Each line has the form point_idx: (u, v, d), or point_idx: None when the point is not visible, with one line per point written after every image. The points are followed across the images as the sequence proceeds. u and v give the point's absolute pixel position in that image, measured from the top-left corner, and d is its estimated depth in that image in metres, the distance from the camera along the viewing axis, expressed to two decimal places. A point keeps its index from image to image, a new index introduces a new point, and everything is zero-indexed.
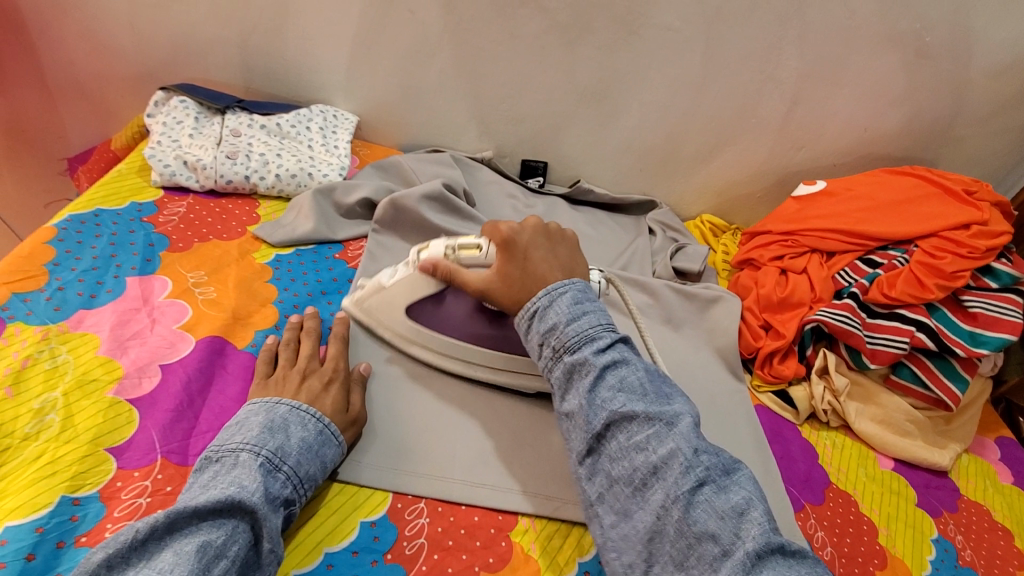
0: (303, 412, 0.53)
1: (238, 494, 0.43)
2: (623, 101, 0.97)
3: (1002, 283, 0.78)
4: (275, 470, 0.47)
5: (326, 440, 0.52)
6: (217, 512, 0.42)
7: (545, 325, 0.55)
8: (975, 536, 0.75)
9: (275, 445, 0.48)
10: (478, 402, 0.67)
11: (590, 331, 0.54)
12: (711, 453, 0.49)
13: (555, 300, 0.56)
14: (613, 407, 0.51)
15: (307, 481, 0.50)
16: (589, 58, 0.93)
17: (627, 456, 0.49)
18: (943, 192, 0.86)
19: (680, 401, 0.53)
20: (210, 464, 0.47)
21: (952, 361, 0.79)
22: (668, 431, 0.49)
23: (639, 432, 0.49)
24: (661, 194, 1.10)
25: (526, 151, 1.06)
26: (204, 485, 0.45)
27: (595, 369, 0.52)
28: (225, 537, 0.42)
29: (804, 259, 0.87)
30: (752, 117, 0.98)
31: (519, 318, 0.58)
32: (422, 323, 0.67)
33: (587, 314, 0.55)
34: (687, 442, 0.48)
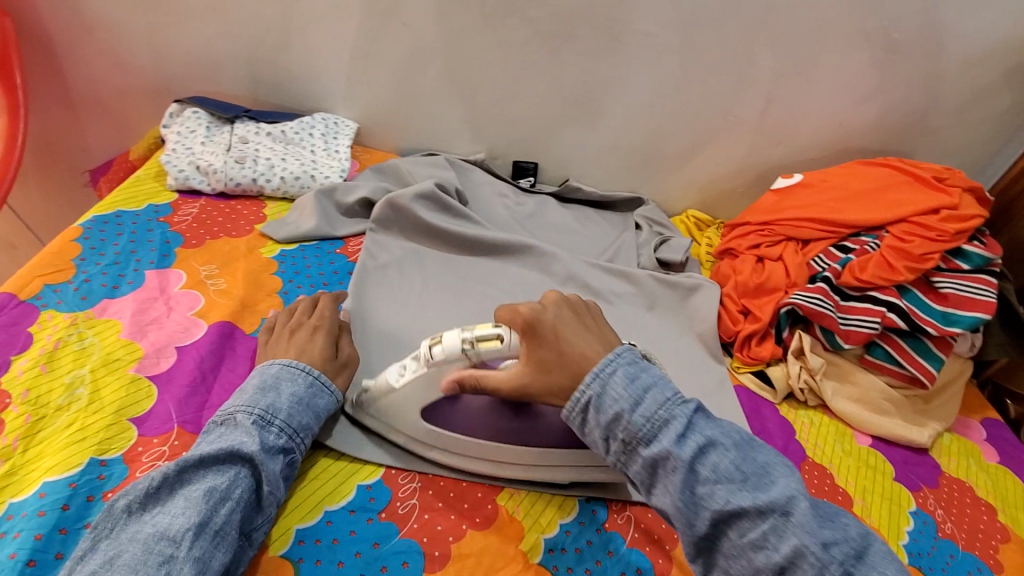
0: (294, 367, 0.58)
1: (236, 447, 0.50)
2: (607, 103, 1.03)
3: (974, 264, 0.82)
4: (269, 424, 0.53)
5: (315, 392, 0.58)
6: (219, 463, 0.49)
7: (606, 416, 0.51)
8: (957, 511, 0.75)
9: (267, 403, 0.54)
10: None
11: (661, 416, 0.50)
12: (835, 536, 0.45)
13: (608, 384, 0.52)
14: (715, 504, 0.47)
15: (301, 431, 0.55)
16: (573, 64, 0.98)
17: (744, 555, 0.46)
18: (914, 180, 0.90)
19: (781, 472, 0.48)
20: (214, 424, 0.53)
21: (924, 340, 0.82)
22: (785, 522, 0.45)
23: (753, 529, 0.46)
24: (648, 192, 1.15)
25: (517, 153, 1.11)
26: (208, 441, 0.51)
27: (681, 464, 0.48)
28: (228, 483, 0.48)
29: (780, 247, 0.93)
30: (730, 114, 1.02)
31: (571, 410, 0.54)
32: (439, 424, 0.60)
33: (649, 392, 0.51)
34: (810, 535, 0.44)
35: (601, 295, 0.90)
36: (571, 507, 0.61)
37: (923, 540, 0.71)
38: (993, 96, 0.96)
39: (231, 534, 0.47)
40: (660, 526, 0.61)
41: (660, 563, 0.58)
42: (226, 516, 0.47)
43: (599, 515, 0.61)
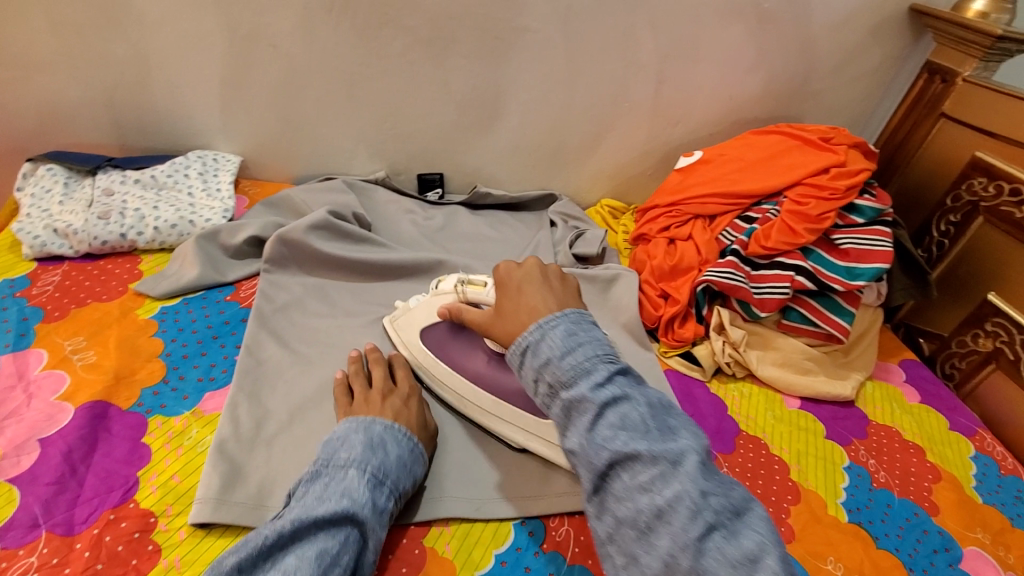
0: (396, 429, 0.58)
1: (351, 508, 0.50)
2: (501, 105, 1.01)
3: (867, 217, 0.84)
4: (380, 483, 0.53)
5: (415, 456, 0.59)
6: (334, 522, 0.48)
7: (539, 359, 0.53)
8: (887, 458, 0.78)
9: (378, 462, 0.54)
10: None
11: (586, 365, 0.52)
12: (722, 494, 0.46)
13: (547, 333, 0.54)
14: (614, 447, 0.48)
15: (403, 494, 0.55)
16: (460, 68, 0.95)
17: (631, 497, 0.48)
18: (803, 143, 0.93)
19: (686, 435, 0.50)
20: (322, 476, 0.53)
21: (834, 297, 0.84)
22: (672, 471, 0.47)
23: (644, 473, 0.47)
24: (559, 186, 1.14)
25: (419, 166, 1.07)
26: (320, 495, 0.51)
27: (593, 406, 0.50)
28: (339, 547, 0.48)
29: (688, 226, 0.94)
30: (625, 101, 1.02)
31: (513, 353, 0.56)
32: (433, 348, 0.71)
33: (582, 345, 0.53)
34: (694, 486, 0.45)
35: None
36: (506, 534, 0.59)
37: (859, 494, 0.72)
38: (865, 52, 1.00)
39: None
40: None
41: None
42: None
43: (536, 536, 0.59)
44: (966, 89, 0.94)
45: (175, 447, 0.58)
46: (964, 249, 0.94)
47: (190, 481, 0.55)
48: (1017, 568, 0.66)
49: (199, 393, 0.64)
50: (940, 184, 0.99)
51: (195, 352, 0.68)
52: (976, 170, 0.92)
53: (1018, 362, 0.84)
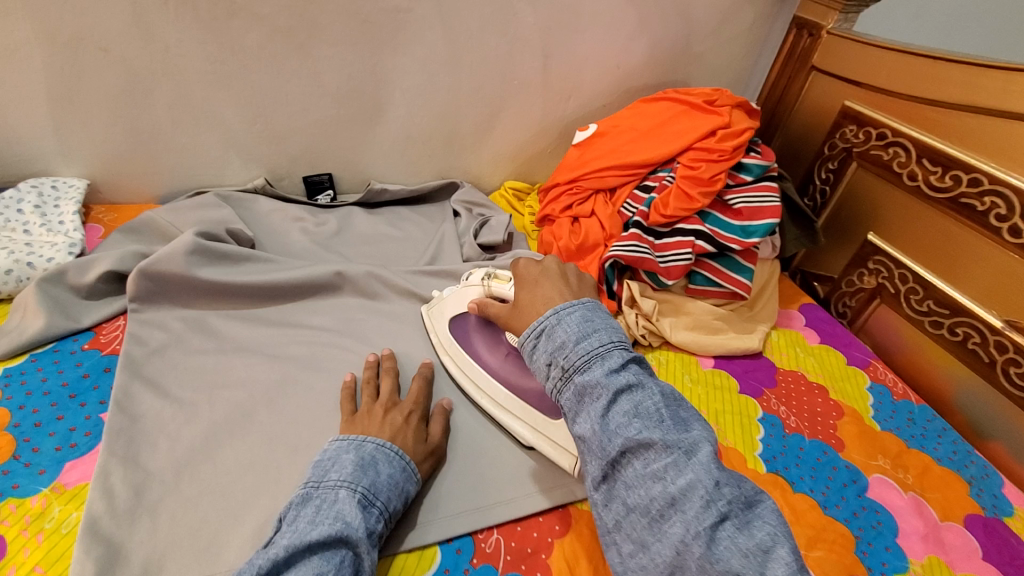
0: (389, 448, 0.56)
1: (345, 529, 0.46)
2: (384, 95, 0.94)
3: (755, 175, 0.87)
4: (370, 505, 0.50)
5: (408, 476, 0.56)
6: (329, 544, 0.45)
7: (553, 342, 0.52)
8: (796, 402, 0.82)
9: (368, 482, 0.52)
10: (286, 454, 0.60)
11: (599, 350, 0.50)
12: (735, 485, 0.44)
13: (562, 318, 0.53)
14: (627, 434, 0.46)
15: (393, 517, 0.53)
16: (330, 58, 0.88)
17: (642, 485, 0.44)
18: (690, 107, 0.94)
19: (699, 427, 0.48)
20: (311, 500, 0.49)
21: (733, 256, 0.87)
22: (687, 461, 0.44)
23: (656, 460, 0.44)
24: (460, 174, 1.09)
25: (303, 167, 0.99)
26: (310, 520, 0.47)
27: (608, 389, 0.48)
28: (334, 572, 0.44)
29: (590, 202, 0.93)
30: (513, 79, 0.99)
31: (525, 337, 0.55)
32: (458, 337, 0.74)
33: (597, 331, 0.52)
34: (710, 476, 0.43)
35: (433, 301, 0.82)
36: (433, 557, 0.56)
37: (774, 443, 0.75)
38: (738, 12, 1.02)
39: None
40: (532, 537, 0.59)
41: None
42: None
43: (464, 553, 0.57)
44: (831, 41, 0.98)
45: (34, 534, 0.50)
46: (843, 194, 0.99)
47: (56, 570, 0.48)
48: (915, 486, 0.72)
49: (59, 464, 0.56)
50: (817, 135, 1.04)
51: (51, 417, 0.60)
52: (847, 119, 0.97)
53: (899, 294, 0.91)
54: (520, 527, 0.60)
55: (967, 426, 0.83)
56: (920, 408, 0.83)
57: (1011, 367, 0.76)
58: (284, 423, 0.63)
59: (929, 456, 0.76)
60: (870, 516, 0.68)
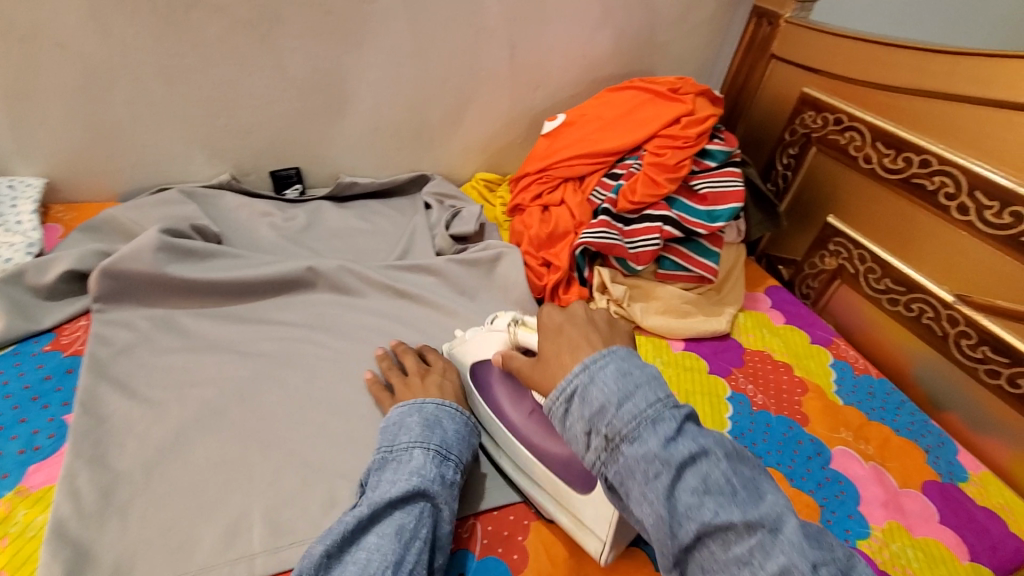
0: (448, 406, 0.60)
1: (422, 483, 0.51)
2: (350, 87, 0.94)
3: (719, 160, 0.89)
4: (445, 459, 0.55)
5: (471, 430, 0.61)
6: (407, 498, 0.50)
7: (590, 407, 0.45)
8: (763, 380, 0.84)
9: (438, 439, 0.56)
10: (260, 448, 0.60)
11: (649, 414, 0.44)
12: (824, 556, 0.40)
13: (596, 376, 0.46)
14: (701, 516, 0.41)
15: (467, 466, 0.58)
16: (294, 51, 0.87)
17: (727, 571, 0.40)
18: (655, 96, 0.95)
19: (771, 487, 0.43)
20: (390, 462, 0.54)
21: (700, 240, 0.89)
22: (773, 540, 0.40)
23: (739, 543, 0.40)
24: (430, 166, 1.09)
25: (270, 162, 0.98)
26: (392, 477, 0.52)
27: (669, 465, 0.42)
28: (415, 521, 0.49)
29: (560, 191, 0.94)
30: (481, 70, 0.99)
31: (553, 400, 0.47)
32: (481, 386, 0.67)
33: (640, 388, 0.45)
34: (803, 556, 0.39)
35: (406, 293, 0.81)
36: None
37: (742, 420, 0.77)
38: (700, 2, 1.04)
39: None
40: (508, 521, 0.60)
41: (514, 559, 0.56)
42: (417, 555, 0.47)
43: None
44: (789, 30, 1.01)
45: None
46: (804, 178, 1.02)
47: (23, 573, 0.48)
48: (876, 456, 0.76)
49: (22, 467, 0.55)
50: (778, 121, 1.07)
51: (12, 421, 0.58)
52: (806, 106, 1.00)
53: (858, 274, 0.94)
54: (497, 511, 0.61)
55: (924, 399, 0.87)
56: (879, 382, 0.87)
57: (962, 339, 0.80)
58: (257, 419, 0.63)
59: (888, 427, 0.80)
60: (833, 486, 0.71)
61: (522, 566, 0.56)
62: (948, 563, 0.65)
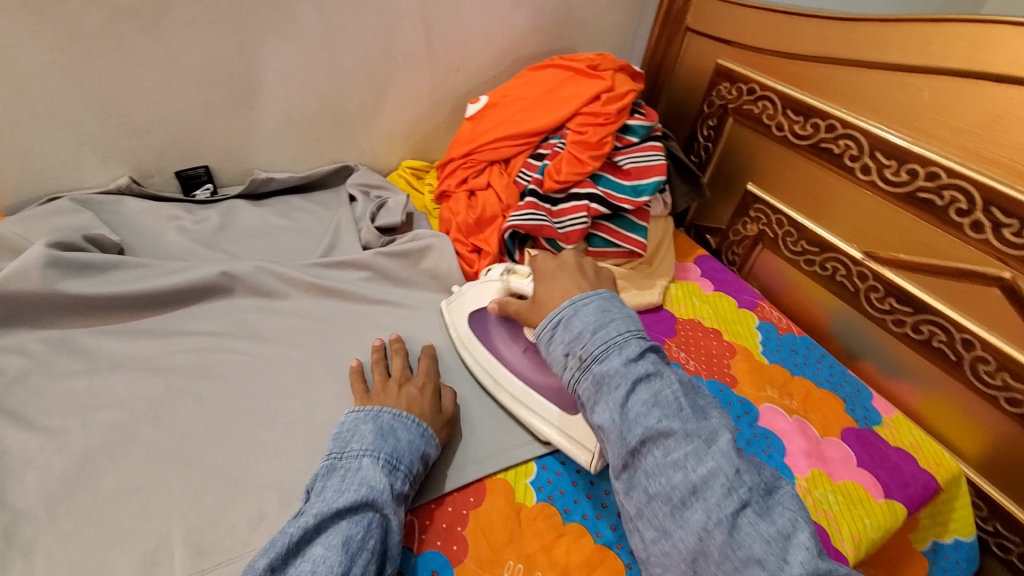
0: (405, 417, 0.59)
1: (371, 493, 0.50)
2: (257, 77, 0.88)
3: (640, 135, 0.90)
4: (395, 469, 0.54)
5: (427, 440, 0.59)
6: (356, 509, 0.49)
7: (571, 333, 0.57)
8: (694, 347, 0.87)
9: (390, 448, 0.55)
10: (180, 469, 0.57)
11: (616, 340, 0.55)
12: (754, 474, 0.49)
13: (580, 309, 0.58)
14: (647, 422, 0.51)
15: (416, 478, 0.56)
16: (188, 40, 0.81)
17: (664, 473, 0.49)
18: (575, 73, 0.95)
19: (715, 415, 0.53)
20: (338, 469, 0.53)
21: (627, 216, 0.90)
22: (707, 449, 0.49)
23: (676, 448, 0.49)
24: (353, 156, 1.05)
25: (174, 161, 0.91)
26: (337, 486, 0.51)
27: (627, 378, 0.52)
28: (363, 533, 0.48)
29: (485, 174, 0.92)
30: (397, 53, 0.96)
31: (543, 328, 0.59)
32: (476, 331, 0.75)
33: (614, 323, 0.56)
34: (730, 462, 0.48)
35: (333, 290, 0.78)
36: None
37: None
38: None
39: None
40: (447, 514, 0.59)
41: (455, 550, 0.56)
42: (363, 568, 0.46)
43: None
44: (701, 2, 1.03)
45: None
46: (724, 148, 1.05)
47: None
48: (799, 410, 0.80)
49: None
50: (697, 94, 1.09)
51: None
52: (721, 77, 1.02)
53: (777, 238, 0.98)
54: (437, 505, 0.60)
55: (842, 350, 0.93)
56: (801, 339, 0.91)
57: (871, 293, 0.85)
58: (174, 439, 0.59)
59: (810, 381, 0.84)
60: (761, 442, 0.74)
61: (463, 556, 0.56)
62: (865, 504, 0.69)
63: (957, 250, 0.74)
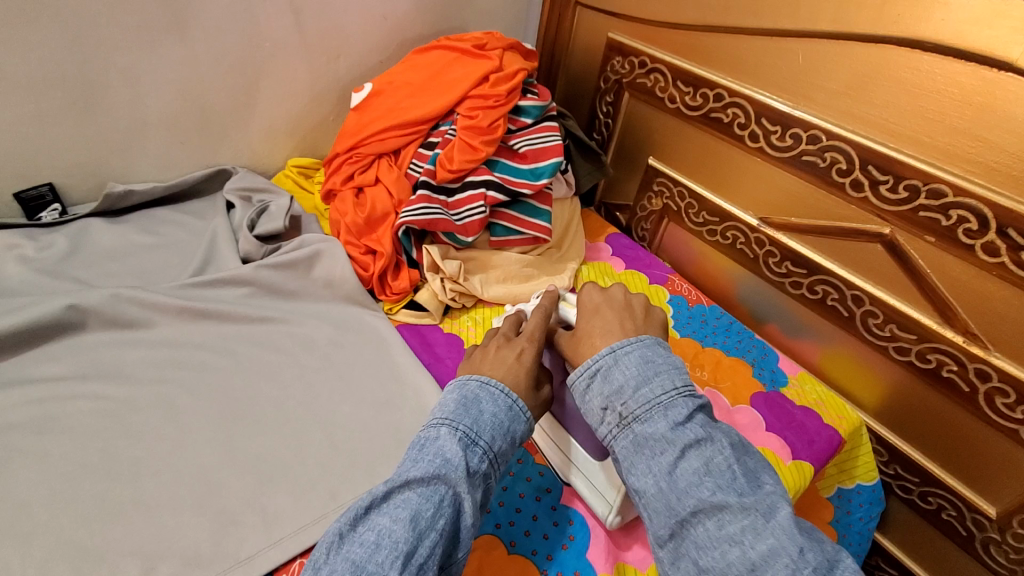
0: (492, 386, 0.53)
1: (447, 465, 0.46)
2: (100, 78, 0.78)
3: (534, 116, 0.86)
4: (473, 444, 0.49)
5: (515, 417, 0.52)
6: (428, 482, 0.45)
7: (610, 386, 0.51)
8: None
9: (470, 421, 0.50)
10: (18, 547, 0.49)
11: (661, 399, 0.49)
12: (818, 550, 0.43)
13: (620, 359, 0.52)
14: (698, 493, 0.45)
15: (500, 457, 0.50)
16: (1, 40, 0.69)
17: (718, 548, 0.43)
18: (462, 54, 0.90)
19: (771, 480, 0.47)
20: (419, 438, 0.50)
21: (528, 200, 0.86)
22: (766, 523, 0.43)
23: (733, 522, 0.43)
24: (231, 159, 0.95)
25: (8, 181, 0.79)
26: (416, 455, 0.48)
27: (674, 444, 0.47)
28: (434, 510, 0.44)
29: (374, 169, 0.86)
30: (266, 41, 0.87)
31: (577, 376, 0.53)
32: None
33: (658, 376, 0.50)
34: (792, 541, 0.42)
35: (209, 312, 0.70)
36: None
37: None
38: None
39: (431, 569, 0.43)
40: None
41: None
42: (429, 549, 0.43)
43: None
44: None
45: None
46: (623, 124, 1.04)
47: None
48: (710, 381, 0.80)
49: None
50: (592, 70, 1.07)
51: None
52: (613, 52, 1.00)
53: (681, 211, 0.98)
54: None
55: (749, 316, 0.94)
56: (710, 310, 0.92)
57: (770, 259, 0.87)
58: (12, 510, 0.51)
59: (720, 351, 0.85)
60: None
61: None
62: (775, 468, 0.71)
63: (840, 210, 0.76)
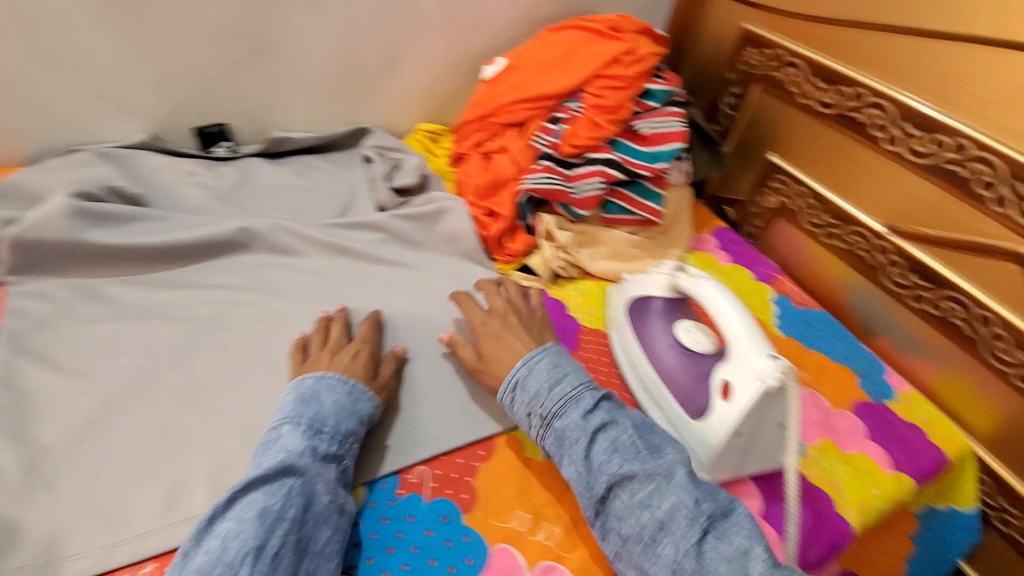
0: (333, 378, 0.59)
1: (290, 458, 0.51)
2: (274, 34, 0.88)
3: (660, 100, 0.88)
4: (318, 432, 0.54)
5: (356, 398, 0.59)
6: (276, 476, 0.49)
7: (529, 392, 0.59)
8: None
9: (311, 412, 0.55)
10: (196, 416, 0.58)
11: (570, 394, 0.58)
12: (711, 500, 0.52)
13: (532, 367, 0.60)
14: (610, 470, 0.53)
15: (348, 439, 0.56)
16: None
17: (632, 516, 0.51)
18: (596, 36, 0.93)
19: (669, 449, 0.56)
20: (263, 446, 0.53)
21: (643, 183, 0.89)
22: (667, 484, 0.52)
23: (641, 489, 0.52)
24: (370, 118, 1.04)
25: (192, 118, 0.91)
26: (258, 462, 0.52)
27: (586, 431, 0.55)
28: (282, 502, 0.48)
29: (502, 138, 0.91)
30: (415, 11, 0.94)
31: (501, 390, 0.61)
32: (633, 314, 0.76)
33: (566, 375, 0.60)
34: (687, 494, 0.51)
35: (347, 250, 0.79)
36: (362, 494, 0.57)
37: None
38: None
39: (287, 557, 0.46)
40: (455, 465, 0.61)
41: (463, 498, 0.59)
42: (282, 538, 0.46)
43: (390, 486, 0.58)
44: None
45: None
46: (749, 117, 1.02)
47: None
48: (812, 382, 0.79)
49: None
50: (722, 60, 1.06)
51: None
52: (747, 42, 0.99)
53: (797, 211, 0.96)
54: (446, 456, 0.62)
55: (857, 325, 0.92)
56: (817, 313, 0.90)
57: (891, 268, 0.84)
58: (191, 386, 0.61)
59: (825, 355, 0.84)
60: None
61: (471, 505, 0.58)
62: (872, 474, 0.70)
63: (977, 224, 0.72)
